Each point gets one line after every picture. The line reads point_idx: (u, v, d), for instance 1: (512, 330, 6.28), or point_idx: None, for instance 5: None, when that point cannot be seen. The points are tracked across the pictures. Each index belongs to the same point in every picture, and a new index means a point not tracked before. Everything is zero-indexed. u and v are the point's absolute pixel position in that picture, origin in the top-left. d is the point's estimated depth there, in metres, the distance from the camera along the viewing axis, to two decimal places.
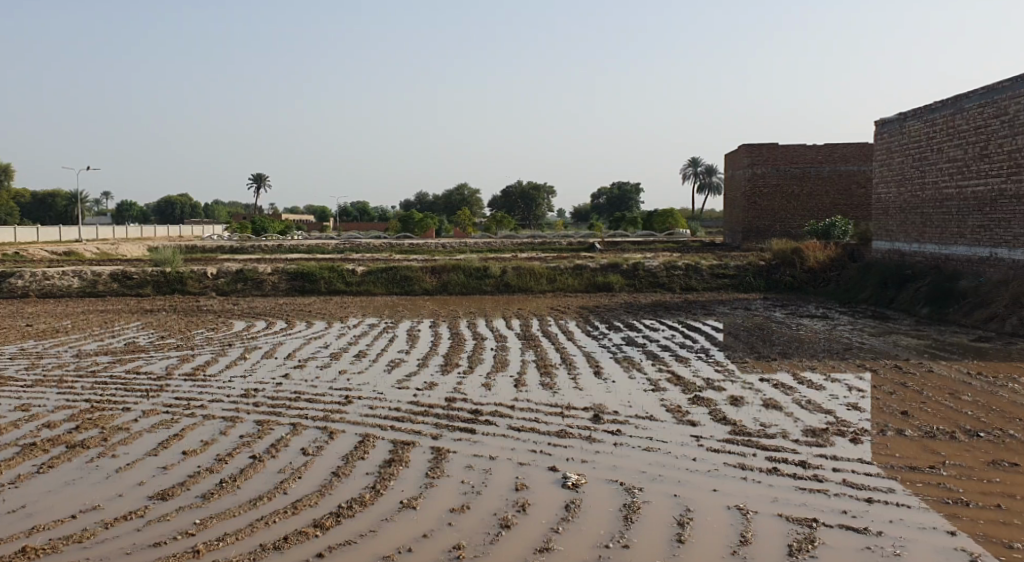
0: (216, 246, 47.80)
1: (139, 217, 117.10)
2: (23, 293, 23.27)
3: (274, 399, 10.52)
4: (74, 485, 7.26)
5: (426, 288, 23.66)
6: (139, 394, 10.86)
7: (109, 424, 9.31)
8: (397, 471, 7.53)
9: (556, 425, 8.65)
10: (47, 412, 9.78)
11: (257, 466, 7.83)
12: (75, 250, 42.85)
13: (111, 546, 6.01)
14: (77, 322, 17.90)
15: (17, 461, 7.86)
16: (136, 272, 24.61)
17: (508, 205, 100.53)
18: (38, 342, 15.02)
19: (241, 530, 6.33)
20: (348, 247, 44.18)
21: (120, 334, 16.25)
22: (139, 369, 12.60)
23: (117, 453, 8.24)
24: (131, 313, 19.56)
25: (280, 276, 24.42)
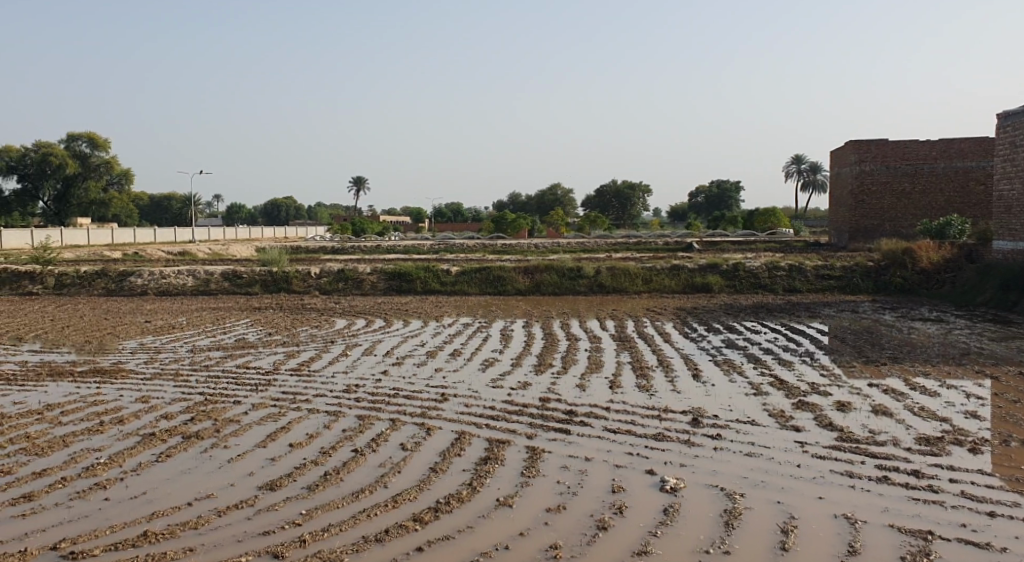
0: (319, 246, 49.42)
1: (247, 219, 122.62)
2: (143, 291, 24.64)
3: (374, 395, 10.78)
4: (189, 474, 7.62)
5: (521, 288, 23.78)
6: (248, 388, 11.31)
7: (221, 417, 9.74)
8: (493, 469, 7.59)
9: (654, 428, 8.54)
10: (164, 404, 10.31)
11: (358, 459, 8.04)
12: (190, 250, 45.18)
13: (225, 534, 6.28)
14: (191, 319, 18.83)
15: (138, 450, 8.31)
16: (245, 271, 25.71)
17: (603, 205, 100.01)
18: (156, 337, 15.86)
19: (344, 521, 6.51)
20: (444, 247, 44.86)
21: (231, 331, 17.00)
22: (248, 364, 13.14)
23: (228, 444, 8.61)
24: (240, 311, 20.44)
25: (379, 276, 25.02)
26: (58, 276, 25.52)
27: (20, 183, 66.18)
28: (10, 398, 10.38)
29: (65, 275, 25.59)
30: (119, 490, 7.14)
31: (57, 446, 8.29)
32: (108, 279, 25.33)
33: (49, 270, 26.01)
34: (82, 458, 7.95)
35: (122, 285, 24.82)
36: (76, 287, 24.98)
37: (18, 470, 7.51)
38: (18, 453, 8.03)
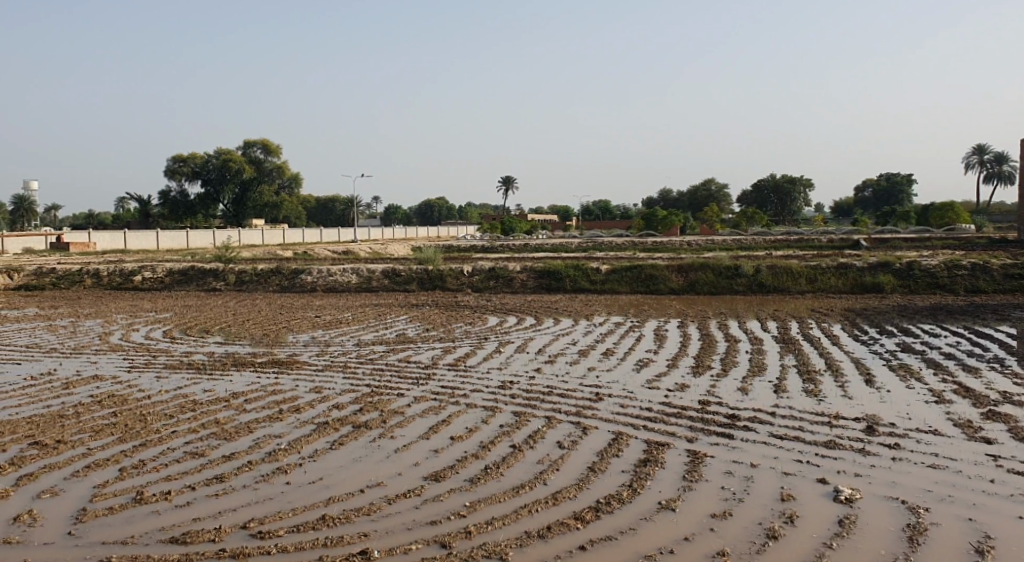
0: (472, 246, 50.39)
1: (403, 219, 127.77)
2: (312, 287, 26.11)
3: (530, 392, 10.91)
4: (360, 462, 7.99)
5: (674, 287, 23.33)
6: (410, 381, 11.75)
7: (387, 408, 10.16)
8: (653, 471, 7.48)
9: (823, 435, 8.15)
10: (335, 395, 10.88)
11: (518, 455, 8.16)
12: (354, 250, 47.37)
13: (396, 521, 6.54)
14: (356, 314, 19.77)
15: (314, 437, 8.81)
16: (404, 270, 26.71)
17: (761, 200, 96.59)
18: (325, 332, 16.78)
19: (507, 515, 6.62)
20: (592, 247, 43.81)
21: (392, 326, 17.70)
22: (409, 359, 13.63)
23: (394, 435, 8.96)
24: (400, 307, 21.25)
25: (530, 274, 25.28)
26: (237, 273, 27.51)
27: (205, 187, 71.58)
28: (200, 386, 11.28)
29: (243, 273, 27.55)
30: (298, 475, 7.58)
31: (242, 432, 8.92)
32: (281, 277, 27.06)
33: (230, 268, 28.09)
34: (265, 444, 8.51)
35: (293, 282, 26.42)
36: (254, 284, 26.82)
37: (210, 453, 8.14)
38: (210, 437, 8.71)
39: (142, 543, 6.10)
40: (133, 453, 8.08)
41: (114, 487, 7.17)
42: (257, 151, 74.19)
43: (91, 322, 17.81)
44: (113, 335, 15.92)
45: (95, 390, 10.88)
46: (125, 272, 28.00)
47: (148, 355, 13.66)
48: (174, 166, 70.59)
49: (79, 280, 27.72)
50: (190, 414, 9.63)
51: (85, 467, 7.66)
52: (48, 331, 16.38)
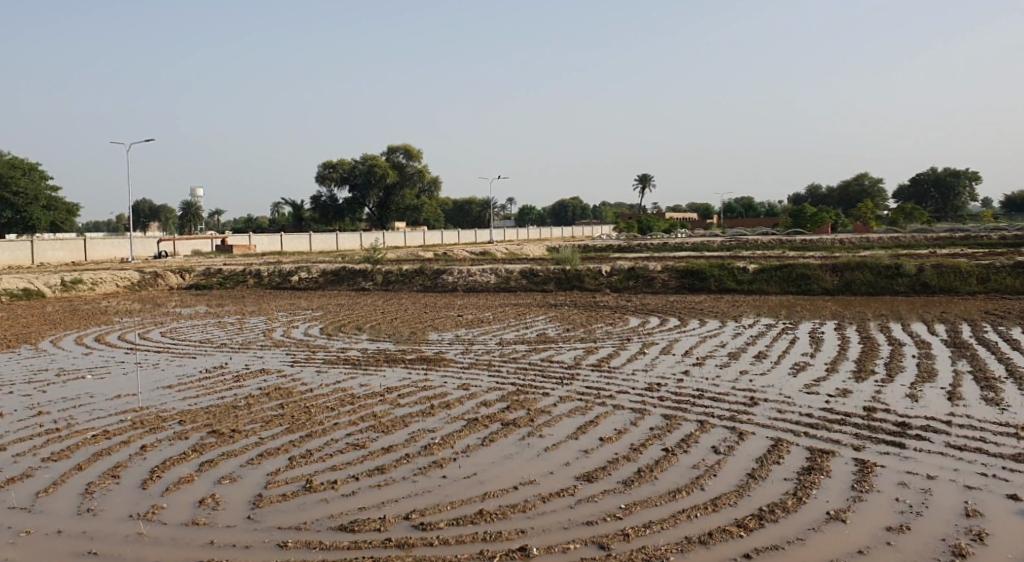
0: (609, 246, 50.01)
1: (538, 219, 128.96)
2: (452, 287, 26.70)
3: (679, 395, 10.65)
4: (512, 459, 8.06)
5: (826, 288, 22.30)
6: (555, 381, 11.75)
7: (533, 407, 10.21)
8: (819, 480, 7.11)
9: (1009, 447, 7.52)
10: (482, 392, 11.04)
11: (671, 459, 7.97)
12: (491, 250, 48.09)
13: (551, 520, 6.53)
14: (497, 313, 20.03)
15: (466, 433, 8.97)
16: (543, 270, 26.85)
17: (920, 195, 91.17)
18: (469, 330, 17.09)
19: (665, 520, 6.48)
20: (733, 245, 42.59)
21: (532, 326, 17.82)
22: (552, 358, 13.66)
23: (543, 433, 8.99)
24: (540, 307, 21.37)
25: (671, 274, 24.79)
26: (383, 273, 28.52)
27: (351, 192, 74.75)
28: (356, 380, 11.74)
29: (389, 273, 28.52)
30: (454, 469, 7.73)
31: (398, 426, 9.20)
32: (424, 277, 27.82)
33: (377, 268, 29.16)
34: (420, 437, 8.74)
35: (435, 282, 27.12)
36: (398, 284, 27.72)
37: (370, 445, 8.43)
38: (368, 429, 9.03)
39: (313, 529, 6.38)
40: (300, 443, 8.50)
41: (285, 475, 7.55)
42: (401, 157, 77.17)
43: (254, 320, 18.95)
44: (274, 332, 16.89)
45: (262, 383, 11.54)
46: (282, 272, 29.63)
47: (307, 350, 14.38)
48: (325, 173, 74.12)
49: (242, 280, 29.55)
50: (349, 407, 10.04)
51: (258, 455, 8.11)
52: (217, 328, 17.58)
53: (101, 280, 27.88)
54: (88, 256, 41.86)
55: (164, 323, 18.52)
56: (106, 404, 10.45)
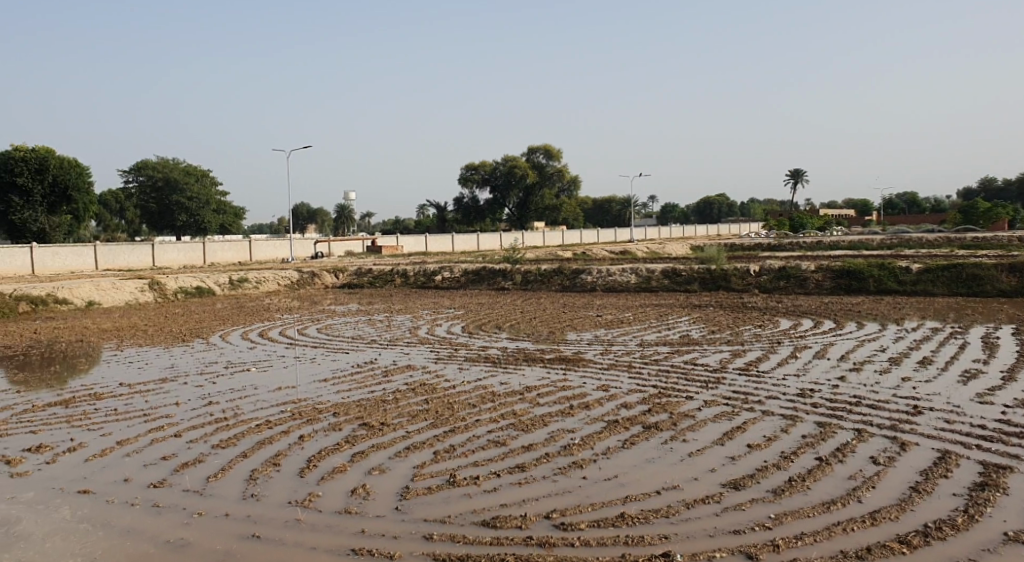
0: (757, 243, 48.30)
1: (681, 218, 126.61)
2: (593, 286, 26.57)
3: (834, 402, 10.08)
4: (654, 463, 7.89)
5: (1002, 289, 20.60)
6: (699, 384, 11.43)
7: (676, 410, 9.97)
8: (994, 498, 6.54)
9: None
10: (623, 394, 10.90)
11: (824, 468, 7.55)
12: (633, 249, 47.52)
13: (695, 526, 6.34)
14: (638, 314, 19.75)
15: (606, 434, 8.87)
16: (686, 269, 26.27)
17: None
18: (609, 331, 16.95)
19: (818, 532, 6.15)
20: (894, 243, 40.12)
21: (675, 327, 17.45)
22: (696, 361, 13.31)
23: (687, 438, 8.75)
24: (683, 308, 20.91)
25: (826, 274, 23.61)
26: (523, 273, 28.78)
27: (492, 193, 76.06)
28: (497, 378, 11.88)
29: (529, 273, 28.75)
30: (594, 471, 7.66)
31: (538, 425, 9.23)
32: (564, 277, 27.86)
33: (517, 268, 29.45)
34: (560, 437, 8.73)
35: (575, 282, 27.09)
36: (538, 283, 27.90)
37: (510, 442, 8.51)
38: (509, 427, 9.11)
39: (457, 523, 6.49)
40: (444, 438, 8.68)
41: (431, 469, 7.73)
42: (540, 156, 77.57)
43: (401, 317, 19.61)
44: (419, 329, 17.40)
45: (408, 379, 11.92)
46: (427, 271, 30.49)
47: (449, 348, 14.72)
48: (467, 175, 75.85)
49: (390, 279, 30.65)
50: (490, 405, 10.17)
51: (404, 448, 8.35)
52: (367, 325, 18.32)
53: (263, 279, 29.73)
54: (253, 256, 44.71)
55: (318, 320, 19.52)
56: (267, 396, 11.10)
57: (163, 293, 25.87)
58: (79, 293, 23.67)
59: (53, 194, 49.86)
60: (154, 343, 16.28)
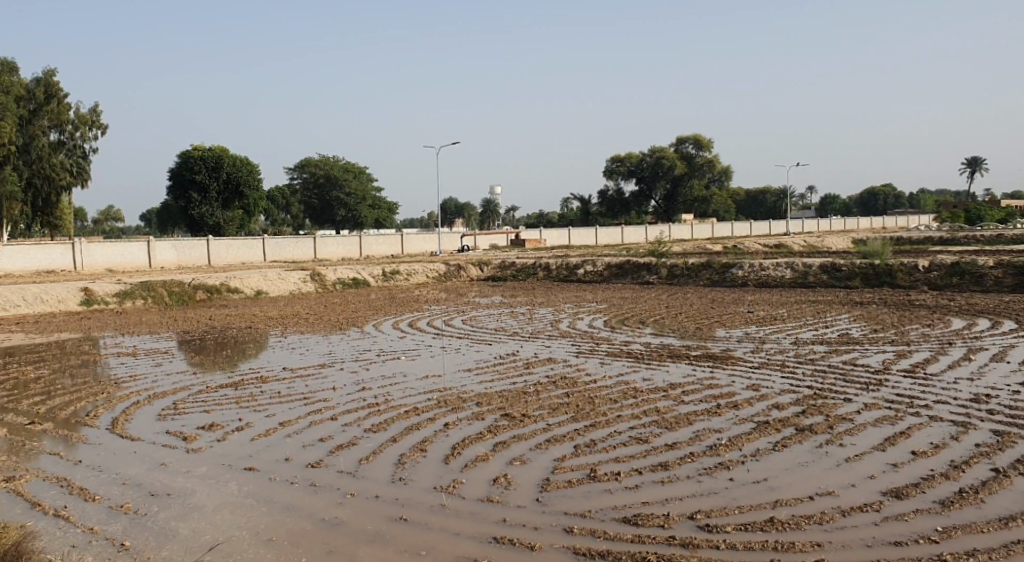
0: (927, 237, 44.99)
1: (842, 210, 120.11)
2: (743, 281, 25.65)
3: (1014, 410, 9.22)
4: (806, 467, 7.49)
5: None
6: (858, 386, 10.76)
7: (832, 413, 9.43)
8: None
9: None
10: (774, 394, 10.44)
11: (1001, 481, 6.91)
12: (788, 242, 45.46)
13: (851, 535, 5.97)
14: (792, 311, 18.88)
15: (755, 435, 8.52)
16: (846, 264, 24.88)
17: None
18: (760, 328, 16.30)
19: (994, 550, 5.63)
20: None
21: (833, 325, 16.54)
22: (855, 361, 12.55)
23: (844, 442, 8.25)
24: (842, 305, 19.81)
25: (1007, 271, 21.68)
26: (670, 267, 28.22)
27: (639, 185, 75.04)
28: (640, 374, 11.69)
29: (675, 267, 28.16)
30: (741, 473, 7.37)
31: (682, 423, 8.99)
32: (713, 271, 27.08)
33: (663, 262, 28.91)
34: (706, 437, 8.46)
35: (725, 276, 26.26)
36: (686, 277, 27.27)
37: (653, 440, 8.32)
38: (652, 424, 8.93)
39: (598, 518, 6.43)
40: (585, 433, 8.63)
41: (571, 462, 7.70)
42: (689, 147, 75.86)
43: (544, 310, 19.71)
44: (562, 322, 17.42)
45: (550, 371, 11.96)
46: (570, 264, 30.50)
47: (592, 342, 14.63)
48: (612, 167, 75.46)
49: (534, 272, 30.90)
50: (632, 400, 10.02)
51: (545, 441, 8.36)
52: (511, 317, 18.55)
53: (413, 272, 30.73)
54: (404, 250, 46.34)
55: (464, 311, 19.97)
56: (415, 383, 11.45)
57: (323, 284, 27.28)
58: (248, 282, 25.38)
59: (227, 190, 53.73)
60: (313, 330, 17.20)
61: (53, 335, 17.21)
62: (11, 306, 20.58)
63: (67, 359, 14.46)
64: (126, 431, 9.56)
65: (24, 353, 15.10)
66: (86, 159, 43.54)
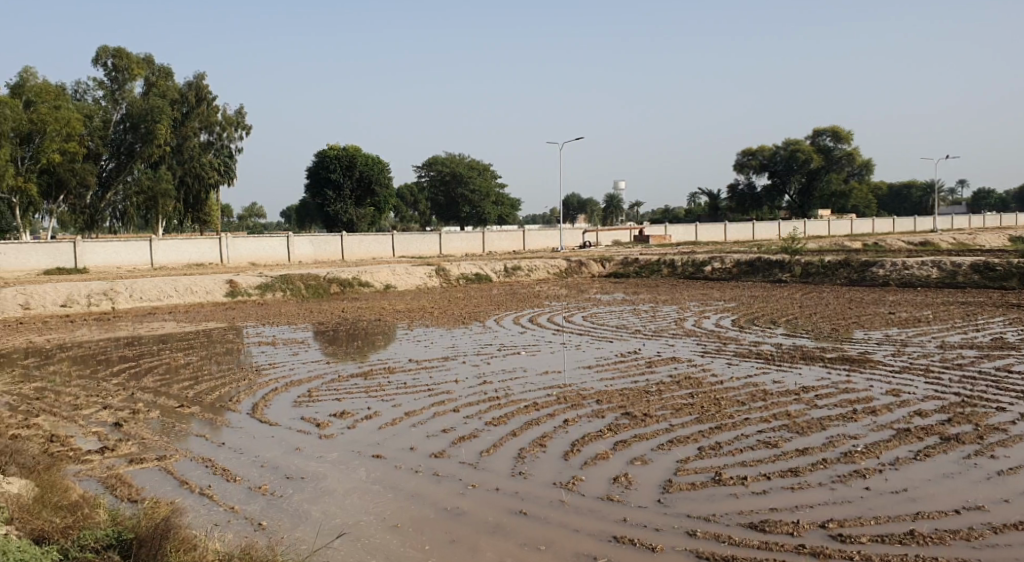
0: None
1: (996, 205, 111.77)
2: (884, 281, 24.26)
3: None
4: (952, 479, 6.98)
5: None
6: (1013, 395, 9.94)
7: (983, 422, 8.75)
8: None
9: None
10: (916, 400, 9.79)
11: None
12: (935, 239, 42.65)
13: (1003, 555, 5.50)
14: (938, 313, 17.67)
15: (894, 443, 8.02)
16: (1001, 264, 23.08)
17: None
18: (902, 330, 15.35)
19: None
20: None
21: (985, 329, 15.36)
22: (1009, 368, 11.60)
23: (995, 454, 7.63)
24: (995, 307, 18.38)
25: None
26: (803, 265, 27.07)
27: (772, 179, 72.43)
28: (770, 376, 11.25)
29: (809, 265, 26.99)
30: (879, 482, 6.95)
31: (814, 428, 8.57)
32: (851, 269, 25.77)
33: (796, 259, 27.76)
34: (840, 443, 8.04)
35: (864, 275, 24.93)
36: (821, 276, 26.09)
37: (783, 444, 7.99)
38: (782, 428, 8.57)
39: (723, 523, 6.21)
40: (710, 434, 8.39)
41: (695, 464, 7.50)
42: (827, 140, 72.50)
43: (668, 308, 19.35)
44: (687, 321, 17.03)
45: (674, 371, 11.71)
46: (696, 261, 29.78)
47: (718, 342, 14.22)
48: (744, 160, 73.14)
49: (659, 268, 30.38)
50: (761, 403, 9.65)
51: (668, 441, 8.19)
52: (633, 314, 18.33)
53: (535, 268, 30.86)
54: (527, 246, 46.70)
55: (586, 308, 19.87)
56: (537, 379, 11.46)
57: (448, 279, 27.86)
58: (378, 277, 26.22)
59: (360, 188, 56.12)
60: (438, 324, 17.56)
61: (200, 324, 18.35)
62: (164, 296, 22.06)
63: (213, 347, 15.39)
64: (265, 416, 10.06)
65: (175, 340, 16.18)
66: (233, 158, 46.38)
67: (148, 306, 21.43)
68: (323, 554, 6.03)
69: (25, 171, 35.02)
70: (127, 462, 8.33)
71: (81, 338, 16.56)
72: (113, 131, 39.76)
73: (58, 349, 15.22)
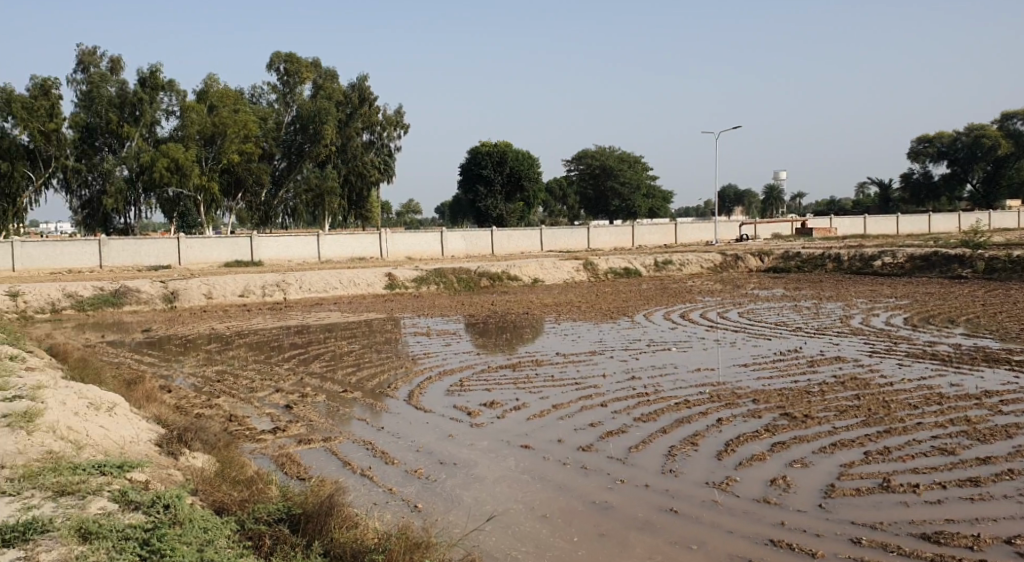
0: None
1: None
2: None
3: None
4: None
5: None
6: None
7: None
8: None
9: None
10: None
11: None
12: None
13: None
14: None
15: None
16: None
17: None
18: None
19: None
20: None
21: None
22: None
23: None
24: None
25: None
26: (987, 260, 24.89)
27: (951, 167, 67.39)
28: (947, 379, 10.44)
29: (994, 260, 24.77)
30: None
31: (998, 436, 7.87)
32: None
33: (979, 254, 25.57)
34: None
35: None
36: (1008, 272, 23.90)
37: (961, 452, 7.39)
38: (959, 435, 7.93)
39: (891, 532, 5.82)
40: (878, 439, 7.89)
41: (860, 469, 7.08)
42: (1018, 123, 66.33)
43: (832, 305, 18.37)
44: (852, 319, 16.09)
45: (838, 371, 11.10)
46: (864, 256, 28.10)
47: (888, 341, 13.33)
48: (919, 147, 68.50)
49: (822, 263, 28.93)
50: (935, 407, 8.97)
51: (830, 444, 7.77)
52: (792, 311, 17.53)
53: (688, 262, 30.18)
54: (678, 239, 45.75)
55: (741, 304, 19.22)
56: (688, 376, 11.20)
57: (597, 273, 27.77)
58: (527, 271, 26.52)
59: (510, 183, 56.77)
60: (587, 318, 17.52)
61: (363, 315, 19.23)
62: (329, 288, 23.30)
63: (374, 336, 16.09)
64: (420, 403, 10.41)
65: (340, 329, 17.04)
66: (392, 156, 48.16)
67: (316, 297, 22.70)
68: (475, 538, 6.17)
69: (209, 171, 37.94)
70: (296, 442, 8.86)
71: (257, 326, 17.79)
72: (284, 132, 42.46)
73: (236, 336, 16.42)
